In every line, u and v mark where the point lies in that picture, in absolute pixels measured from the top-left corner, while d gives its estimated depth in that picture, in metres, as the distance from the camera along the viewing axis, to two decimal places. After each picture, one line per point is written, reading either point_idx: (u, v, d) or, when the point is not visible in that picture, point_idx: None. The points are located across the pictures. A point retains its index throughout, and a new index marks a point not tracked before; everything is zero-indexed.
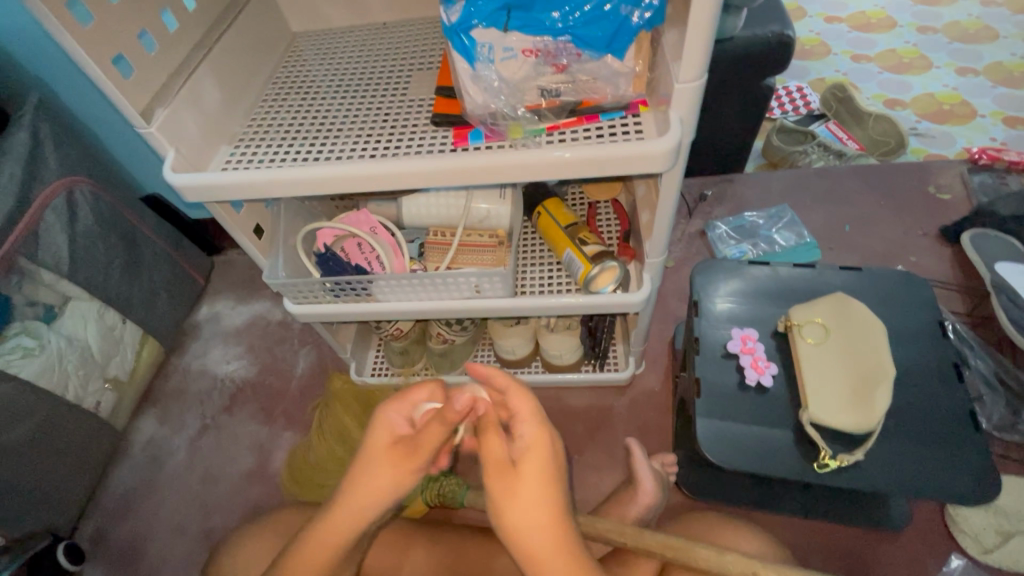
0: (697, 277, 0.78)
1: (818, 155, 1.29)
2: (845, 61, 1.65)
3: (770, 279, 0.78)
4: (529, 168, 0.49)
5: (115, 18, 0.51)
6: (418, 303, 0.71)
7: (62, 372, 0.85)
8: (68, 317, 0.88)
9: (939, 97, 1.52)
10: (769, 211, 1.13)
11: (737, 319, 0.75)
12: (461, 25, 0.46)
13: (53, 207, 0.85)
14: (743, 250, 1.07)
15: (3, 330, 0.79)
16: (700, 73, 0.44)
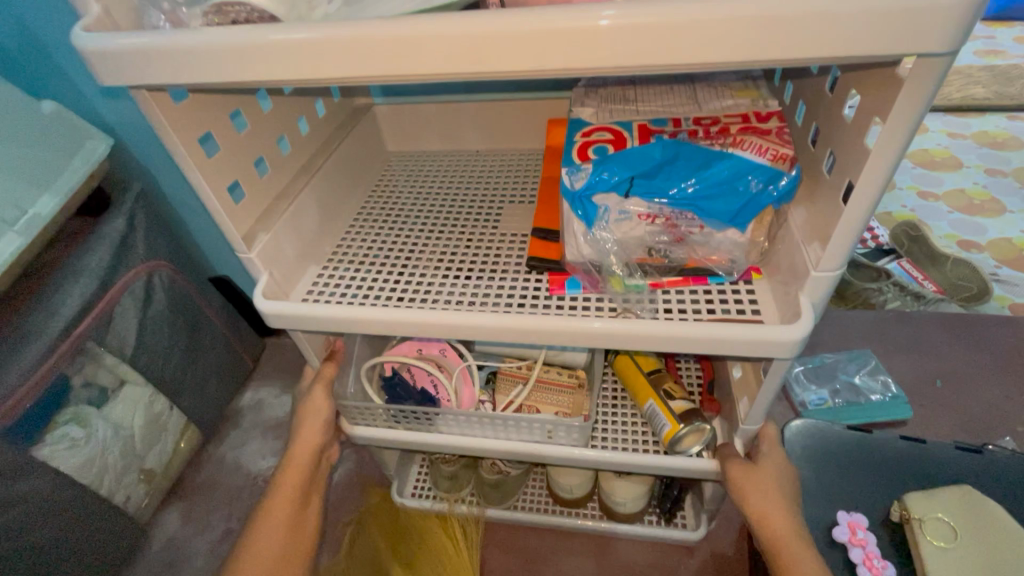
0: (792, 435, 0.70)
1: (893, 293, 1.15)
2: (911, 197, 1.62)
3: (873, 453, 0.68)
4: (634, 335, 0.47)
5: (239, 147, 0.52)
6: (481, 439, 0.66)
7: (103, 463, 0.83)
8: (119, 402, 0.86)
9: (1019, 243, 1.46)
10: (852, 353, 1.05)
11: (837, 497, 0.66)
12: (585, 191, 0.45)
13: (131, 292, 0.86)
14: (823, 396, 0.99)
15: (56, 416, 0.77)
16: (841, 262, 0.40)
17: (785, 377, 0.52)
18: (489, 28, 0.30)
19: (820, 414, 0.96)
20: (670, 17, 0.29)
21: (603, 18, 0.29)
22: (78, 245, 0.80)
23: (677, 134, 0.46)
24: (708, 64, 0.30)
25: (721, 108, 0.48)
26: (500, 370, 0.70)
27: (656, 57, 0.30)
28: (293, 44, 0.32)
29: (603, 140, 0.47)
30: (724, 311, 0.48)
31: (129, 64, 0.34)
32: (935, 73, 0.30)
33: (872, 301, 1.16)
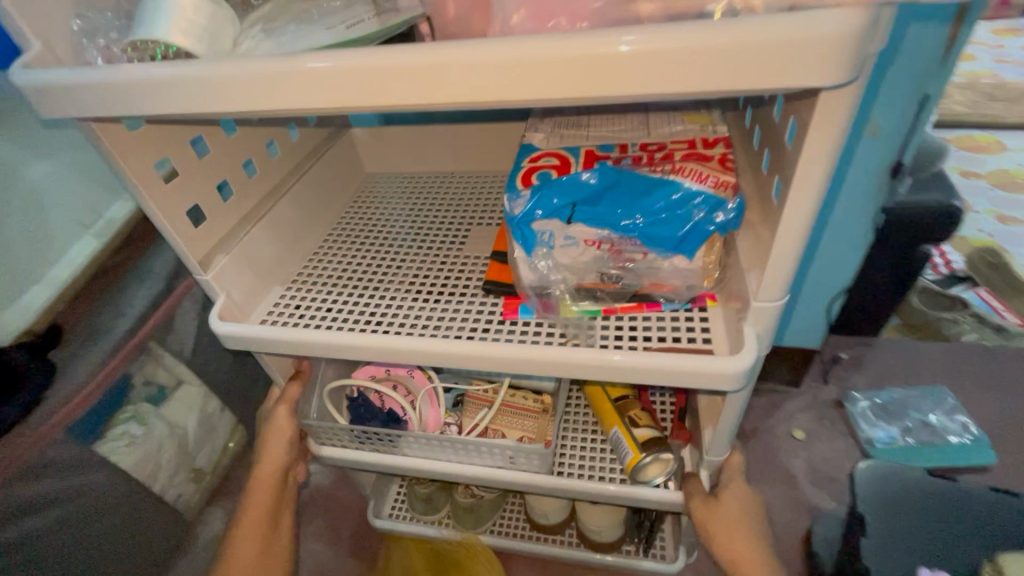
0: (865, 474, 0.74)
1: (970, 326, 1.21)
2: (989, 221, 1.52)
3: (957, 495, 0.70)
4: (577, 363, 0.45)
5: (200, 171, 0.53)
6: (446, 463, 0.66)
7: (158, 463, 0.74)
8: (177, 402, 0.77)
9: None
10: (927, 390, 1.12)
11: (917, 550, 0.66)
12: (524, 217, 0.45)
13: (194, 293, 0.80)
14: (891, 434, 1.06)
15: (119, 413, 0.69)
16: (781, 293, 0.39)
17: (745, 406, 0.51)
18: (424, 62, 0.30)
19: (887, 453, 1.03)
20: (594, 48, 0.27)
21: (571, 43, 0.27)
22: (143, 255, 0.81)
23: (622, 160, 0.46)
24: (619, 100, 0.29)
25: (670, 134, 0.47)
26: (468, 394, 0.69)
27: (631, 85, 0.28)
28: (323, 72, 0.31)
29: (549, 166, 0.47)
30: (675, 338, 0.46)
31: (60, 100, 0.35)
32: (850, 99, 0.28)
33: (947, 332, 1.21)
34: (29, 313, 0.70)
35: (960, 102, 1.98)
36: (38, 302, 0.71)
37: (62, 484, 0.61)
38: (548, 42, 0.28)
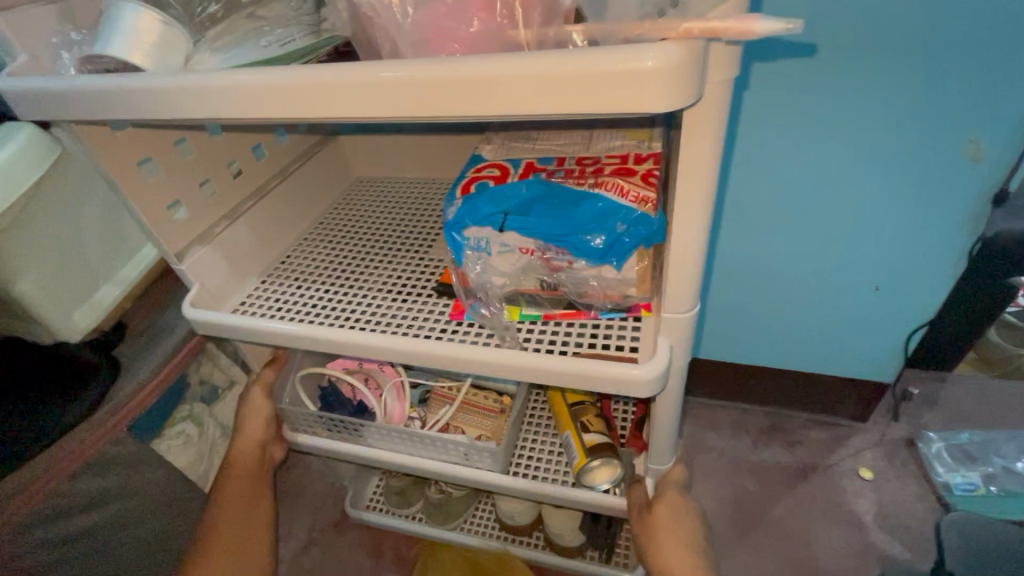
0: None
1: None
2: None
3: None
4: (501, 365, 0.47)
5: (183, 169, 0.58)
6: (405, 456, 0.67)
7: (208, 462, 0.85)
8: (228, 402, 0.89)
9: None
10: (1016, 433, 0.93)
11: None
12: (458, 223, 0.48)
13: None
14: (971, 482, 0.88)
15: (174, 414, 0.79)
16: (692, 304, 0.40)
17: (681, 412, 0.51)
18: (339, 76, 0.32)
19: (972, 504, 0.85)
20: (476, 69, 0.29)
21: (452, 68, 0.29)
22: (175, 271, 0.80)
23: (556, 173, 0.48)
24: (489, 117, 0.31)
25: (607, 148, 0.49)
26: (434, 390, 0.72)
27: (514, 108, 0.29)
28: (269, 85, 0.33)
29: (489, 176, 0.50)
30: (603, 347, 0.48)
31: (38, 102, 0.39)
32: (715, 115, 0.29)
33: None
34: (99, 313, 0.70)
35: None
36: (108, 301, 0.71)
37: (104, 484, 0.68)
38: (429, 62, 0.30)
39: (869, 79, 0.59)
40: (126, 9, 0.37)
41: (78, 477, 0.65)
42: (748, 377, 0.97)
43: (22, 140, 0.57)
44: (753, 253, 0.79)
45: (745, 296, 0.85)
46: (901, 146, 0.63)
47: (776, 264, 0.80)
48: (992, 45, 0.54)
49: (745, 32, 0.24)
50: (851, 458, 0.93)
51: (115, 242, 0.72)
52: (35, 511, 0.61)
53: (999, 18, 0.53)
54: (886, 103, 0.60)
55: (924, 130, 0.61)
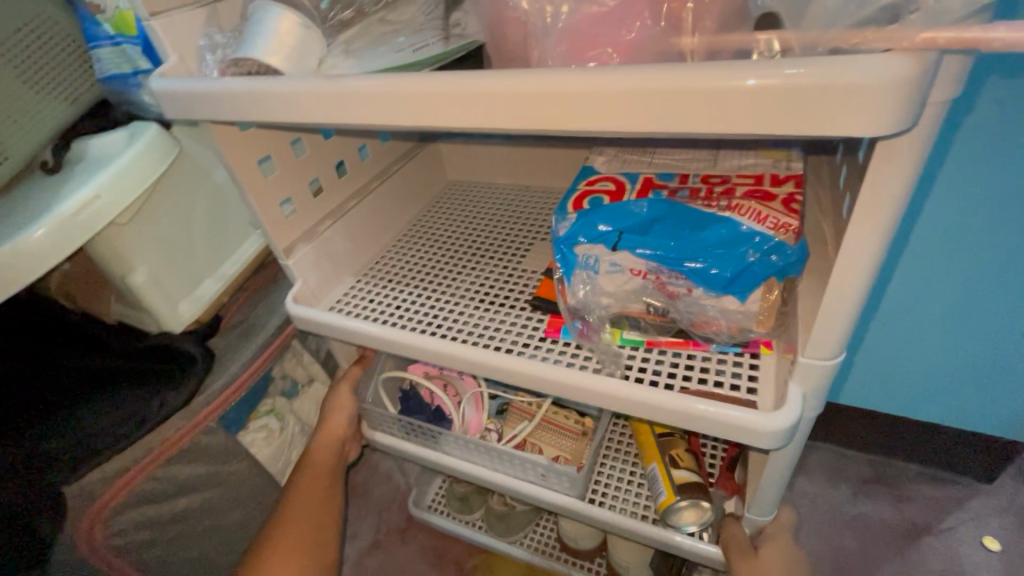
0: None
1: None
2: None
3: None
4: (601, 395, 0.44)
5: (296, 167, 0.59)
6: (481, 469, 0.65)
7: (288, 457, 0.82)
8: (307, 399, 0.86)
9: None
10: None
11: None
12: (567, 239, 0.45)
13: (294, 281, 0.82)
14: None
15: (258, 408, 0.77)
16: (837, 350, 0.35)
17: (798, 463, 0.46)
18: (486, 83, 0.30)
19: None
20: (647, 83, 0.26)
21: (614, 80, 0.26)
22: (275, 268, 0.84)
23: (678, 191, 0.45)
24: (648, 133, 0.28)
25: (736, 165, 0.46)
26: (513, 403, 0.70)
27: (687, 124, 0.26)
28: (413, 91, 0.32)
29: (604, 190, 0.47)
30: (715, 384, 0.44)
31: (183, 102, 0.41)
32: (922, 137, 0.25)
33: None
34: (201, 304, 0.73)
35: None
36: (209, 294, 0.74)
37: (196, 471, 0.69)
38: (582, 70, 0.27)
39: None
40: (271, 14, 0.38)
41: (171, 463, 0.66)
42: (852, 420, 0.88)
43: (144, 142, 0.62)
44: (914, 299, 0.70)
45: (924, 343, 0.74)
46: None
47: (974, 312, 0.68)
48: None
49: (994, 41, 0.20)
50: (974, 524, 0.82)
51: (222, 238, 0.76)
52: (134, 492, 0.64)
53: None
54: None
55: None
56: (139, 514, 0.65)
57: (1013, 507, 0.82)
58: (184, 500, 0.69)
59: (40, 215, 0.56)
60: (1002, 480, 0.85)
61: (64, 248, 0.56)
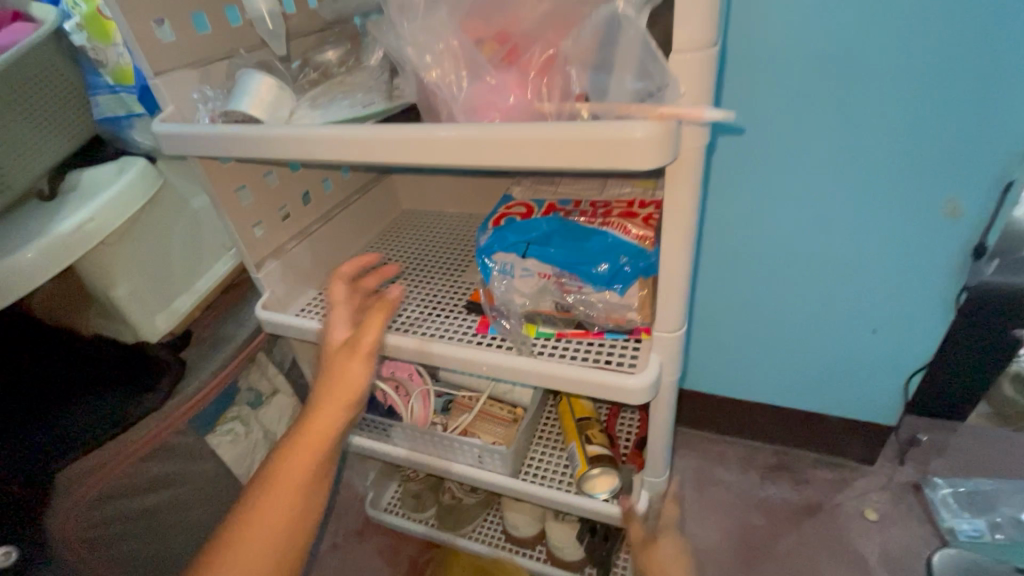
0: None
1: None
2: None
3: None
4: (513, 369, 0.54)
5: (267, 195, 0.70)
6: (426, 456, 0.74)
7: (252, 461, 0.89)
8: (271, 407, 0.92)
9: None
10: (1019, 486, 0.94)
11: None
12: (487, 250, 0.58)
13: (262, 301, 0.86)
14: (979, 528, 0.90)
15: (224, 414, 0.84)
16: (677, 326, 0.48)
17: (675, 423, 0.58)
18: (411, 133, 0.42)
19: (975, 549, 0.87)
20: (517, 135, 0.38)
21: (497, 133, 0.39)
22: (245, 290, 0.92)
23: (572, 214, 0.59)
24: (524, 167, 0.40)
25: (617, 194, 0.60)
26: (456, 399, 0.80)
27: (546, 162, 0.38)
28: (361, 138, 0.44)
29: (517, 213, 0.61)
30: (609, 362, 0.54)
31: (179, 141, 0.52)
32: (690, 170, 0.38)
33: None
34: (176, 318, 0.82)
35: None
36: (183, 307, 0.83)
37: (165, 468, 0.76)
38: (477, 125, 0.40)
39: (841, 115, 0.66)
40: (254, 79, 0.50)
41: (145, 460, 0.73)
42: (758, 415, 1.01)
43: (132, 175, 0.72)
44: (772, 301, 0.86)
45: (792, 338, 0.89)
46: (911, 158, 0.66)
47: (817, 303, 0.83)
48: (951, 55, 0.59)
49: (698, 115, 0.34)
50: (858, 500, 0.95)
51: (196, 260, 0.85)
52: (109, 486, 0.70)
53: (942, 37, 0.58)
54: (866, 131, 0.66)
55: (914, 141, 0.65)
56: (112, 508, 0.71)
57: (889, 484, 0.97)
58: (152, 497, 0.75)
59: (40, 235, 0.64)
60: (880, 462, 1.00)
61: (53, 264, 0.64)
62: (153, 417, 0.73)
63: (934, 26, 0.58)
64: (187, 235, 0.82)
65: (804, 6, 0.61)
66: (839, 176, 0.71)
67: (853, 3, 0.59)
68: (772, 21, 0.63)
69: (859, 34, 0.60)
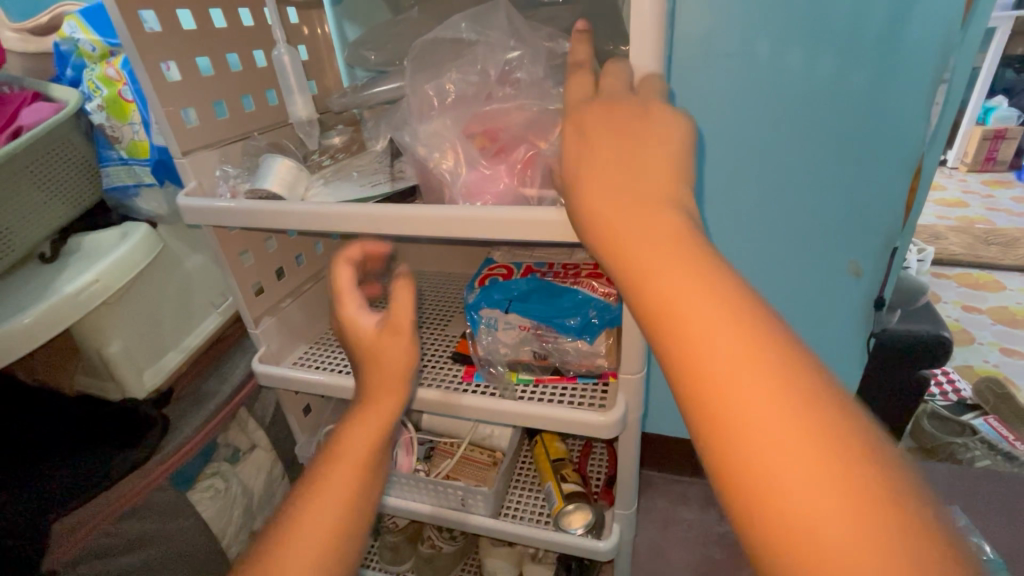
0: None
1: (982, 452, 1.20)
2: (995, 353, 1.61)
3: None
4: (500, 412, 0.61)
5: (266, 257, 0.76)
6: (411, 502, 0.78)
7: (228, 518, 0.88)
8: (249, 463, 0.93)
9: (981, 371, 1.54)
10: None
11: None
12: (474, 305, 0.67)
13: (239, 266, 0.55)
14: None
15: (202, 471, 0.85)
16: (639, 366, 0.57)
17: (641, 455, 0.66)
18: (420, 210, 0.51)
19: None
20: (506, 215, 0.48)
21: (491, 212, 0.48)
22: (229, 345, 0.96)
23: (546, 275, 0.69)
24: (513, 240, 0.49)
25: (583, 258, 0.72)
26: (437, 446, 0.84)
27: (531, 237, 0.48)
28: (374, 214, 0.53)
29: (499, 274, 0.71)
30: (581, 402, 0.62)
31: (200, 214, 0.59)
32: None
33: (960, 457, 1.19)
34: (163, 374, 0.84)
35: (954, 242, 2.14)
36: (171, 364, 0.86)
37: (144, 527, 0.75)
38: (475, 207, 0.49)
39: (760, 191, 0.81)
40: (274, 162, 0.58)
41: (124, 519, 0.73)
42: None
43: (135, 240, 0.76)
44: None
45: None
46: (817, 220, 0.81)
47: None
48: (838, 144, 0.74)
49: None
50: None
51: (186, 316, 0.89)
52: (82, 547, 0.68)
53: (826, 135, 0.74)
54: (779, 203, 0.81)
55: (822, 210, 0.80)
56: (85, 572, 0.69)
57: None
58: (129, 558, 0.74)
59: (41, 299, 0.68)
60: None
61: (53, 325, 0.67)
62: (135, 476, 0.74)
63: (820, 127, 0.73)
64: (181, 294, 0.87)
65: (723, 108, 0.76)
66: (765, 238, 0.85)
67: (760, 107, 0.74)
68: (699, 120, 0.77)
69: (770, 127, 0.75)
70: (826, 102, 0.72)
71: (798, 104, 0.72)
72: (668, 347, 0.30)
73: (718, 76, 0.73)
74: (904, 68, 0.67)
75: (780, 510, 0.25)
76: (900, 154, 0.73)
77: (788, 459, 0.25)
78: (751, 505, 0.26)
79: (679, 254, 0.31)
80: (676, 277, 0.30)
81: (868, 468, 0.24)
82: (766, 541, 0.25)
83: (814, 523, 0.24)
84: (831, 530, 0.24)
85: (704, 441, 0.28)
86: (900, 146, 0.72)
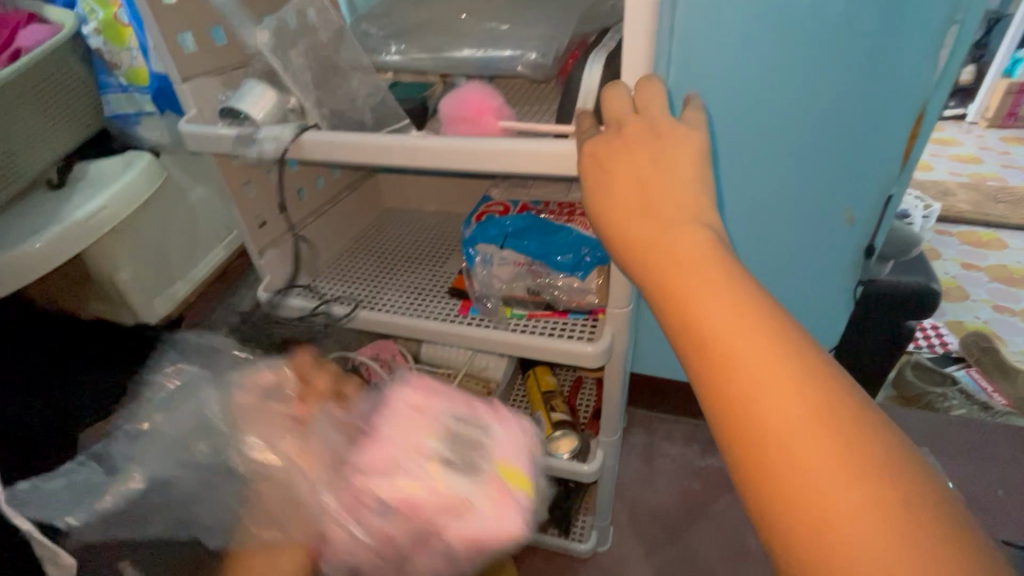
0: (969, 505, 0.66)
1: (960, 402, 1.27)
2: (986, 309, 1.63)
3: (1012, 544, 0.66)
4: (493, 342, 0.65)
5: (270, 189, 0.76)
6: None
7: None
8: None
9: (970, 326, 1.57)
10: None
11: None
12: (471, 241, 0.69)
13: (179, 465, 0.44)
14: None
15: None
16: (626, 300, 0.60)
17: (626, 387, 0.70)
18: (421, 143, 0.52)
19: None
20: (504, 147, 0.48)
21: (493, 145, 0.49)
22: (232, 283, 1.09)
23: (542, 214, 0.71)
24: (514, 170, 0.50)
25: (580, 198, 0.73)
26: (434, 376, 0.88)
27: (529, 168, 0.49)
28: (384, 145, 0.53)
29: (496, 211, 0.72)
30: (570, 334, 0.64)
31: (200, 139, 0.59)
32: None
33: (937, 406, 1.26)
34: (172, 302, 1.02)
35: (962, 199, 2.12)
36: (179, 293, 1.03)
37: None
38: (475, 138, 0.50)
39: (763, 136, 0.80)
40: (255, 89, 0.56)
41: None
42: None
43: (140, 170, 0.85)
44: None
45: None
46: (822, 169, 0.81)
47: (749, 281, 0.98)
48: (844, 92, 0.73)
49: None
50: None
51: None
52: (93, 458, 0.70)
53: (833, 80, 0.73)
54: (782, 148, 0.81)
55: (823, 156, 0.80)
56: None
57: None
58: None
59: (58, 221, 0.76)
60: None
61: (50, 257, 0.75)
62: None
63: (827, 72, 0.72)
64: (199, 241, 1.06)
65: (731, 48, 0.74)
66: (770, 179, 0.84)
67: (767, 47, 0.72)
68: (706, 64, 0.76)
69: (777, 69, 0.74)
70: (830, 46, 0.70)
71: (802, 44, 0.71)
72: (692, 345, 0.32)
73: (731, 34, 0.73)
74: (915, 8, 0.65)
75: (798, 500, 0.27)
76: (908, 99, 0.72)
77: (804, 453, 0.27)
78: (764, 491, 0.28)
79: (707, 267, 0.33)
80: (712, 295, 0.32)
81: (872, 446, 0.27)
82: (790, 529, 0.27)
83: (850, 528, 0.25)
84: (856, 519, 0.25)
85: (726, 437, 0.30)
86: (910, 89, 0.71)
